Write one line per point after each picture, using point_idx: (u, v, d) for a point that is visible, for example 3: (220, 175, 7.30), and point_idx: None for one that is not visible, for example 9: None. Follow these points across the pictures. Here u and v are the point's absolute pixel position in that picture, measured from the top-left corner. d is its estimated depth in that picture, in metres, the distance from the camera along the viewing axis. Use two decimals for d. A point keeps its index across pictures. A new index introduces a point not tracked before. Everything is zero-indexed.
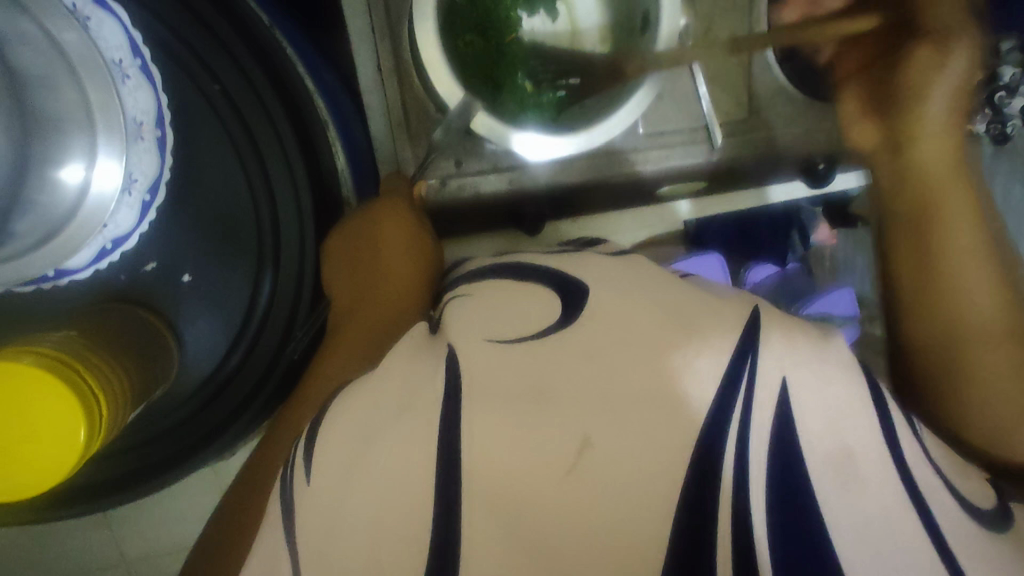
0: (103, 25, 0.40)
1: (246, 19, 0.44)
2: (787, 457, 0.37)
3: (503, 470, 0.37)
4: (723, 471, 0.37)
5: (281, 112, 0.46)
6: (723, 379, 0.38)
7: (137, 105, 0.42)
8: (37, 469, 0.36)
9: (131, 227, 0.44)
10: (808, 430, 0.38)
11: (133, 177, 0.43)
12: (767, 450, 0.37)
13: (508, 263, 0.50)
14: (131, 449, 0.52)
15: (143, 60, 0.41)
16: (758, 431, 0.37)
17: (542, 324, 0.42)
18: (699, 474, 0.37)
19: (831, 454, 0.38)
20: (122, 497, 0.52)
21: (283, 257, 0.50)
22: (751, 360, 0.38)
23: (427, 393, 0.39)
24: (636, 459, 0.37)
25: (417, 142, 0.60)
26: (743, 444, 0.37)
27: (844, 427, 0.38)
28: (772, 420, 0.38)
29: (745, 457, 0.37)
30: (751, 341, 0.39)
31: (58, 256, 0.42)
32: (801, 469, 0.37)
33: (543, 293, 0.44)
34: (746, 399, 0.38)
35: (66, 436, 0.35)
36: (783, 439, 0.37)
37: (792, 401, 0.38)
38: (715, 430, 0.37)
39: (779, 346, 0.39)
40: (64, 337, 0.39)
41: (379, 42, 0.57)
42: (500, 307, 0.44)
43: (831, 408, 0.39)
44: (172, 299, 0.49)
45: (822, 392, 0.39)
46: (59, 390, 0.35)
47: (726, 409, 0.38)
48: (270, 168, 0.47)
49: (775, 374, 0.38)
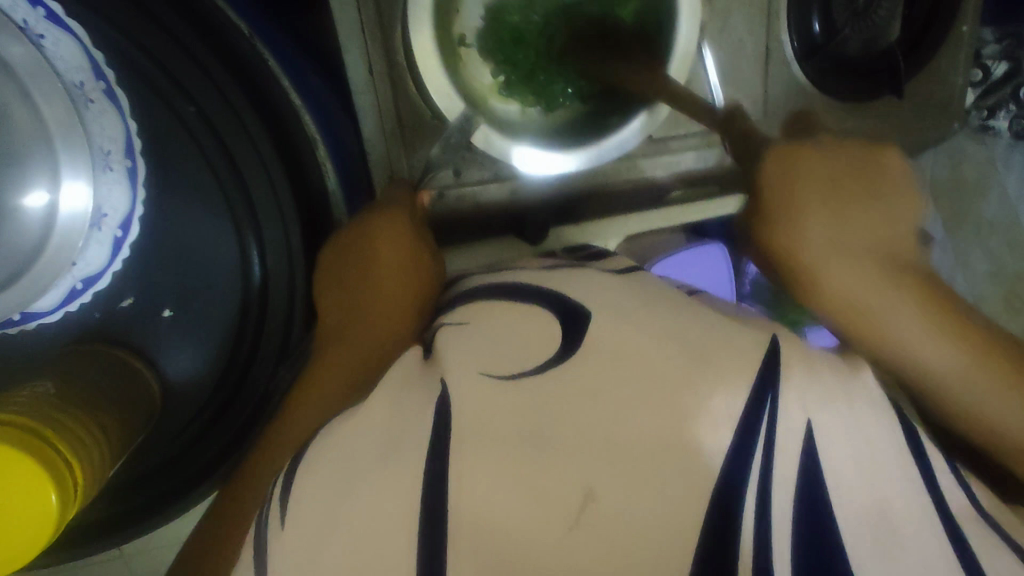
0: (59, 44, 0.35)
1: (219, 31, 0.39)
2: (813, 511, 0.31)
3: (490, 529, 0.29)
4: (741, 527, 0.30)
5: (263, 130, 0.41)
6: (741, 423, 0.32)
7: (104, 131, 0.38)
8: (8, 550, 0.32)
9: (103, 265, 0.40)
10: (838, 481, 0.32)
11: (102, 212, 0.39)
12: (790, 503, 0.31)
13: (502, 280, 0.42)
14: (120, 487, 0.48)
15: (106, 83, 0.37)
16: (781, 476, 0.31)
17: (543, 352, 0.34)
18: (714, 534, 0.30)
19: (860, 503, 0.32)
20: (97, 547, 0.47)
21: (272, 293, 0.46)
22: (771, 401, 0.32)
23: (405, 436, 0.32)
24: (643, 519, 0.30)
25: (413, 152, 0.56)
26: (763, 499, 0.31)
27: (877, 472, 0.33)
28: (796, 468, 0.32)
29: (765, 505, 0.31)
30: (770, 378, 0.33)
31: (24, 299, 0.39)
32: (830, 525, 0.31)
33: (541, 314, 0.37)
34: (767, 444, 0.32)
35: (36, 511, 0.32)
36: (809, 486, 0.32)
37: (819, 443, 0.32)
38: (733, 475, 0.31)
39: (801, 379, 0.33)
40: (34, 397, 0.36)
41: (368, 40, 0.52)
42: (494, 327, 0.36)
43: (860, 453, 0.33)
44: (152, 336, 0.45)
45: (849, 434, 0.33)
46: (27, 462, 0.31)
47: (746, 459, 0.31)
48: (256, 196, 0.43)
49: (800, 416, 0.32)
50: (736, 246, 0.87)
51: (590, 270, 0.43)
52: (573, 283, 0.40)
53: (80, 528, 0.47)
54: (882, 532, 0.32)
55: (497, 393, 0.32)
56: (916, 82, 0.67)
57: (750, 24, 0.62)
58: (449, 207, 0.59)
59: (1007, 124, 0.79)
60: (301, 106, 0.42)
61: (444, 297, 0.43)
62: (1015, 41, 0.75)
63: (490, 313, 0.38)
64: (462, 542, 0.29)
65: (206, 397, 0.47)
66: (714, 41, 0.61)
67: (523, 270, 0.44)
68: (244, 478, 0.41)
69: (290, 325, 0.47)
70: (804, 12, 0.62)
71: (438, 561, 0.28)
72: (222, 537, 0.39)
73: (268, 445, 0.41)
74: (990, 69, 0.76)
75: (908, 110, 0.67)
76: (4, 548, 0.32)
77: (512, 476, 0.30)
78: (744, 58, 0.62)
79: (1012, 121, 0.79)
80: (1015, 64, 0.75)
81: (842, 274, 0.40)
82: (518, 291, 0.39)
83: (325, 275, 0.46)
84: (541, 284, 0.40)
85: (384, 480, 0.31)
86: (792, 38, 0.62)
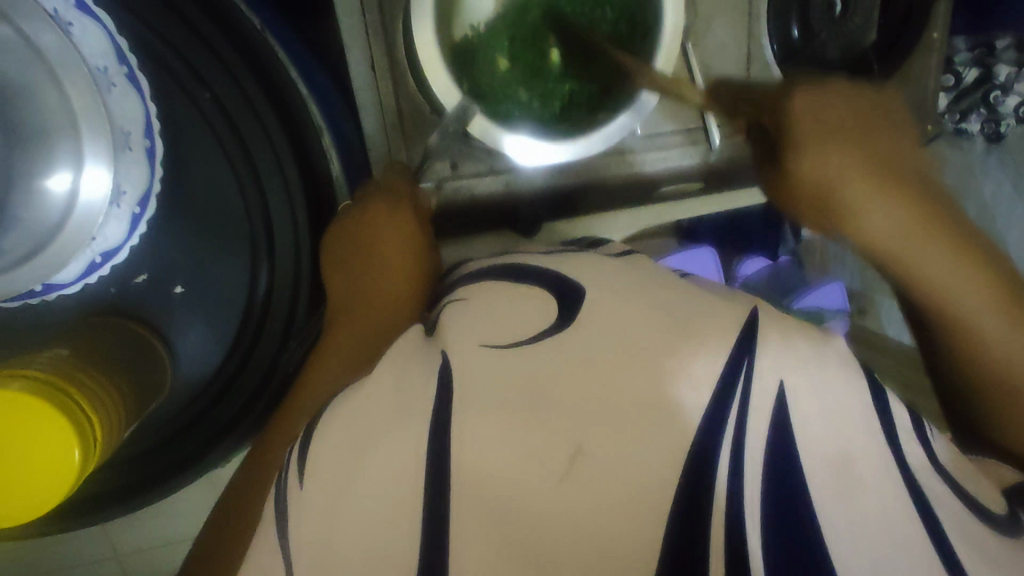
0: (87, 31, 0.38)
1: (240, 23, 0.42)
2: (782, 474, 0.32)
3: (495, 482, 0.32)
4: (718, 484, 0.31)
5: (272, 115, 0.44)
6: (718, 385, 0.33)
7: (124, 113, 0.40)
8: (30, 496, 0.35)
9: (120, 241, 0.42)
10: (808, 438, 0.33)
11: (121, 189, 0.41)
12: (761, 468, 0.32)
13: (501, 265, 0.43)
14: (132, 460, 0.50)
15: (130, 68, 0.39)
16: (755, 440, 0.32)
17: (541, 324, 0.36)
18: (689, 493, 0.31)
19: (835, 462, 0.32)
20: (111, 513, 0.50)
21: (277, 270, 0.48)
22: (747, 364, 0.33)
23: (418, 396, 0.34)
24: (632, 476, 0.31)
25: (412, 145, 0.59)
26: (738, 464, 0.32)
27: (847, 430, 0.34)
28: (767, 430, 0.32)
29: (740, 464, 0.32)
30: (744, 346, 0.34)
31: (44, 272, 0.41)
32: (800, 486, 0.32)
33: (537, 293, 0.38)
34: (741, 406, 0.33)
35: (60, 464, 0.34)
36: (782, 448, 0.32)
37: (791, 403, 0.33)
38: (710, 439, 0.32)
39: (775, 346, 0.34)
40: (56, 359, 0.38)
41: (372, 42, 0.55)
42: (492, 305, 0.38)
43: (831, 411, 0.34)
44: (164, 310, 0.47)
45: (823, 397, 0.34)
46: (50, 415, 0.33)
47: (721, 421, 0.32)
48: (263, 176, 0.46)
49: (773, 379, 0.33)
50: (726, 250, 0.93)
51: (587, 254, 0.45)
52: (566, 261, 0.42)
53: (91, 497, 0.50)
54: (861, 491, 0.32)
55: (496, 357, 0.34)
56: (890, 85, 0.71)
57: (731, 29, 0.66)
58: (446, 198, 0.62)
59: (978, 127, 0.83)
60: (308, 96, 0.45)
61: (445, 282, 0.47)
62: (986, 49, 0.78)
63: (487, 294, 0.39)
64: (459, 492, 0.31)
65: (213, 371, 0.49)
66: (697, 47, 0.66)
67: (522, 255, 0.47)
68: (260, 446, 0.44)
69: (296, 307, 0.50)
70: (782, 17, 0.66)
71: (447, 509, 0.31)
72: (239, 505, 0.41)
73: (283, 417, 0.43)
74: (962, 74, 0.80)
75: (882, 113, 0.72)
76: (26, 493, 0.34)
77: (516, 434, 0.32)
78: (724, 62, 0.67)
79: (983, 123, 0.83)
80: (986, 70, 0.79)
81: (887, 220, 0.38)
82: (516, 271, 0.42)
83: (332, 258, 0.49)
84: (534, 265, 0.42)
85: (394, 434, 0.33)
86: (772, 43, 0.66)
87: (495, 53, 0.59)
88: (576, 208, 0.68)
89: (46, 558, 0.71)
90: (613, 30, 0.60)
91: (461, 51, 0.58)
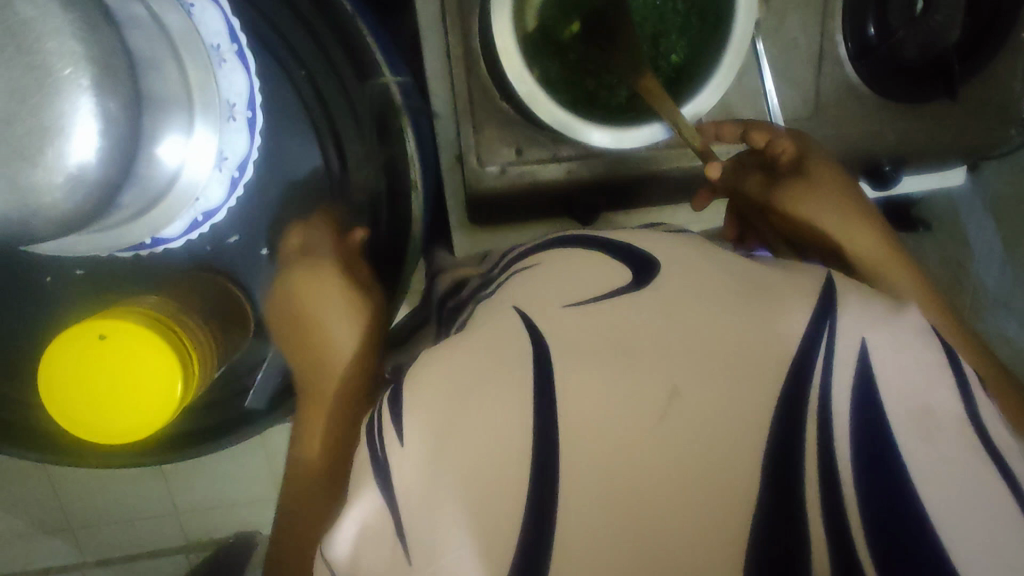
0: (205, 13, 0.44)
1: (332, 6, 0.45)
2: (873, 437, 0.30)
3: (585, 440, 0.30)
4: (807, 444, 0.30)
5: (360, 95, 0.48)
6: (800, 343, 0.32)
7: (233, 87, 0.45)
8: (130, 422, 0.38)
9: (219, 202, 0.47)
10: (893, 389, 0.31)
11: (223, 155, 0.46)
12: (849, 428, 0.30)
13: (567, 237, 0.45)
14: (204, 406, 0.54)
15: (240, 46, 0.45)
16: (840, 399, 0.30)
17: (615, 284, 0.36)
18: (777, 457, 0.30)
19: (920, 416, 0.31)
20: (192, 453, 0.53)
21: (352, 240, 0.53)
22: (827, 326, 0.32)
23: (501, 348, 0.34)
24: (723, 440, 0.30)
25: (480, 129, 0.62)
26: (824, 424, 0.30)
27: (934, 389, 0.32)
28: (851, 389, 0.31)
29: (827, 427, 0.30)
30: (826, 305, 0.33)
31: (155, 225, 0.46)
32: (896, 452, 0.29)
33: (606, 261, 0.39)
34: (826, 362, 0.31)
35: (163, 392, 0.38)
36: (866, 407, 0.30)
37: (876, 365, 0.31)
38: (793, 397, 0.31)
39: (854, 307, 0.33)
40: (161, 300, 0.43)
41: (449, 30, 0.59)
42: (561, 272, 0.38)
43: (912, 376, 0.32)
44: (253, 269, 0.52)
45: (906, 358, 0.32)
46: (160, 349, 0.38)
47: (803, 376, 0.31)
48: (348, 150, 0.50)
49: (855, 335, 0.32)
50: None
51: (645, 231, 0.45)
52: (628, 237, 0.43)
53: (177, 436, 0.55)
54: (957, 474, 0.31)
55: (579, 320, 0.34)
56: (973, 86, 0.69)
57: (803, 24, 0.65)
58: (510, 183, 0.64)
59: None
60: (391, 78, 0.46)
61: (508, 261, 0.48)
62: None
63: (556, 262, 0.40)
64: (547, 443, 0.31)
65: None
66: (768, 40, 0.65)
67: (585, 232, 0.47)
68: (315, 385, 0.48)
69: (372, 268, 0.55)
70: (860, 12, 0.65)
71: (541, 471, 0.30)
72: (311, 436, 0.46)
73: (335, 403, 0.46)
74: None
75: (961, 113, 0.70)
76: (128, 417, 0.38)
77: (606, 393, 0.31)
78: (795, 57, 0.66)
79: None
80: None
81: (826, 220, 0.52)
82: (582, 242, 0.43)
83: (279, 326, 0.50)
84: (605, 241, 0.42)
85: (483, 388, 0.32)
86: (845, 42, 0.66)
87: (562, 39, 0.60)
88: (634, 198, 0.69)
89: None
90: (682, 25, 0.60)
91: (530, 34, 0.59)
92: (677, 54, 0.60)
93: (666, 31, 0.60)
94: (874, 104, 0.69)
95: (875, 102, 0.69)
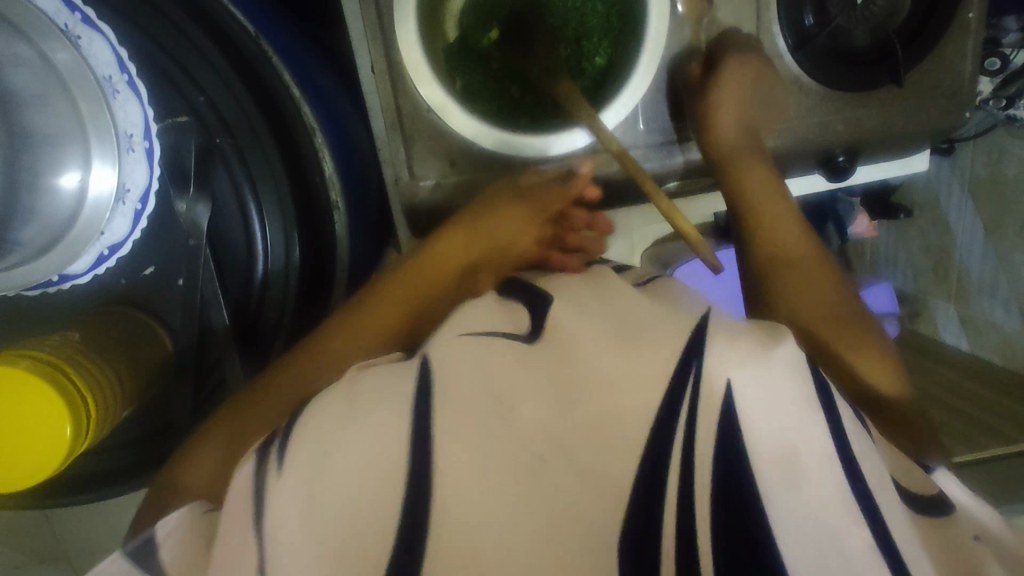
0: (93, 44, 0.42)
1: (228, 32, 0.45)
2: (729, 482, 0.35)
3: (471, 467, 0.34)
4: (668, 483, 0.36)
5: (262, 119, 0.47)
6: (669, 384, 0.36)
7: (127, 117, 0.44)
8: (21, 467, 0.38)
9: (125, 234, 0.46)
10: (754, 433, 0.34)
11: (125, 188, 0.45)
12: (711, 470, 0.35)
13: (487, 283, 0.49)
14: (133, 441, 0.52)
15: (130, 76, 0.43)
16: (702, 451, 0.35)
17: (514, 328, 0.40)
18: (644, 489, 0.36)
19: (780, 460, 0.34)
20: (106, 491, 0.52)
21: (269, 268, 0.51)
22: (696, 366, 0.35)
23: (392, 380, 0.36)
24: (592, 461, 0.36)
25: (411, 144, 0.60)
26: (686, 467, 0.36)
27: (803, 432, 0.34)
28: (713, 444, 0.35)
29: (689, 467, 0.36)
30: (695, 347, 0.36)
31: (59, 263, 0.45)
32: (742, 490, 0.35)
33: (514, 307, 0.43)
34: (689, 412, 0.36)
35: (51, 436, 0.38)
36: (728, 455, 0.35)
37: (739, 408, 0.35)
38: (663, 443, 0.36)
39: (725, 347, 0.36)
40: (64, 343, 0.42)
41: (371, 44, 0.57)
42: (470, 312, 0.42)
43: (781, 416, 0.34)
44: (169, 301, 0.51)
45: (775, 403, 0.34)
46: (45, 393, 0.37)
47: (670, 426, 0.36)
48: (255, 175, 0.49)
49: (721, 378, 0.35)
50: None
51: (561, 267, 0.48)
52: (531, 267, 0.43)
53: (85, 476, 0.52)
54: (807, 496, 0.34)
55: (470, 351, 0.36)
56: (922, 69, 0.67)
57: (738, 17, 0.64)
58: (443, 197, 0.62)
59: None
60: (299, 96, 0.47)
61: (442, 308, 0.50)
62: None
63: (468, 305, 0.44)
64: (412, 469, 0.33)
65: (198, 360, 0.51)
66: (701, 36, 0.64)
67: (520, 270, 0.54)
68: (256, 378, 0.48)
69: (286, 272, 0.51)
70: (797, 4, 0.63)
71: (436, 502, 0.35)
72: (205, 447, 0.45)
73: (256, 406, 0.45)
74: (1009, 57, 0.74)
75: (914, 99, 0.68)
76: (23, 462, 0.38)
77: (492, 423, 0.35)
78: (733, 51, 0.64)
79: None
80: None
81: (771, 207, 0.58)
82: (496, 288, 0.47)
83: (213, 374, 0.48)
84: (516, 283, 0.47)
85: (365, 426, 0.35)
86: (784, 34, 0.64)
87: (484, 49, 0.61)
88: (578, 206, 0.67)
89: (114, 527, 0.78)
90: (603, 25, 0.60)
91: (449, 45, 0.61)
92: (602, 58, 0.61)
93: (588, 35, 0.60)
94: (820, 95, 0.66)
95: (821, 94, 0.66)
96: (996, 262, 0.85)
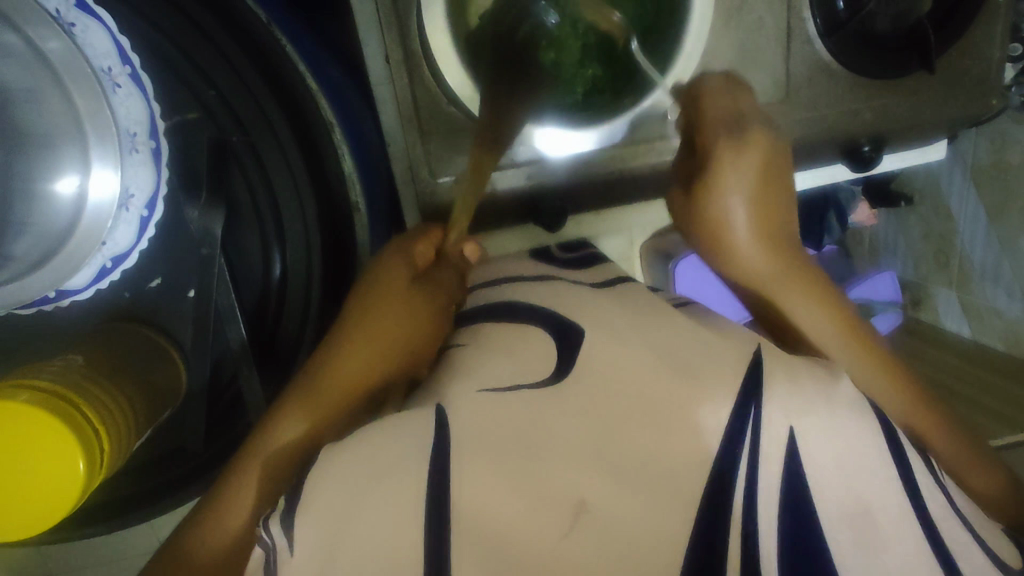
0: (89, 32, 0.37)
1: (240, 18, 0.40)
2: (803, 529, 0.31)
3: (501, 511, 0.30)
4: (733, 524, 0.31)
5: (279, 112, 0.43)
6: (724, 435, 0.32)
7: (129, 114, 0.39)
8: (35, 508, 0.34)
9: (130, 244, 0.41)
10: (822, 478, 0.32)
11: (129, 192, 0.40)
12: (778, 513, 0.32)
13: (495, 302, 0.43)
14: (142, 466, 0.48)
15: (132, 67, 0.38)
16: (767, 486, 0.32)
17: (533, 372, 0.35)
18: (703, 542, 0.31)
19: (853, 510, 0.32)
20: (122, 522, 0.48)
21: (290, 276, 0.47)
22: (754, 412, 0.33)
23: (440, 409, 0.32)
24: (636, 512, 0.31)
25: (429, 140, 0.56)
26: (750, 509, 0.31)
27: (863, 475, 0.33)
28: (780, 480, 0.32)
29: (752, 514, 0.31)
30: (754, 388, 0.33)
31: (57, 278, 0.41)
32: (818, 539, 0.31)
33: (535, 336, 0.38)
34: (753, 452, 0.32)
35: (64, 474, 0.34)
36: (794, 494, 0.32)
37: (803, 454, 0.33)
38: (721, 482, 0.32)
39: (782, 389, 0.34)
40: (68, 368, 0.38)
41: (386, 31, 0.52)
42: (480, 355, 0.37)
43: (843, 458, 0.33)
44: (177, 316, 0.46)
45: (835, 451, 0.33)
46: (53, 425, 0.33)
47: (732, 465, 0.32)
48: (273, 175, 0.45)
49: (783, 425, 0.33)
50: None
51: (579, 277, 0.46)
52: (569, 296, 0.41)
53: (102, 507, 0.48)
54: (875, 532, 0.32)
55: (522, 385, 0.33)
56: (949, 56, 0.66)
57: (770, 4, 0.60)
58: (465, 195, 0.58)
59: None
60: (316, 89, 0.42)
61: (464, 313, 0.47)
62: None
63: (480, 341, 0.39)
64: (462, 511, 0.29)
65: (217, 371, 0.47)
66: (729, 22, 0.60)
67: (504, 268, 0.52)
68: (234, 475, 0.39)
69: (308, 278, 0.47)
70: None
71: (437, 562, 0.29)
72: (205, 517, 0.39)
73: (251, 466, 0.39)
74: None
75: (937, 86, 0.67)
76: (34, 502, 0.34)
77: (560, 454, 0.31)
78: (762, 38, 0.61)
79: None
80: None
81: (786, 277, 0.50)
82: (508, 309, 0.41)
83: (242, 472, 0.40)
84: (529, 303, 0.41)
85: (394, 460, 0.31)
86: (814, 15, 0.61)
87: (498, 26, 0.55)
88: (581, 204, 0.63)
89: (90, 550, 0.72)
90: (636, 11, 0.59)
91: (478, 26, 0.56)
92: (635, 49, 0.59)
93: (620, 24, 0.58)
94: (848, 83, 0.64)
95: (849, 81, 0.64)
96: (999, 248, 0.82)
